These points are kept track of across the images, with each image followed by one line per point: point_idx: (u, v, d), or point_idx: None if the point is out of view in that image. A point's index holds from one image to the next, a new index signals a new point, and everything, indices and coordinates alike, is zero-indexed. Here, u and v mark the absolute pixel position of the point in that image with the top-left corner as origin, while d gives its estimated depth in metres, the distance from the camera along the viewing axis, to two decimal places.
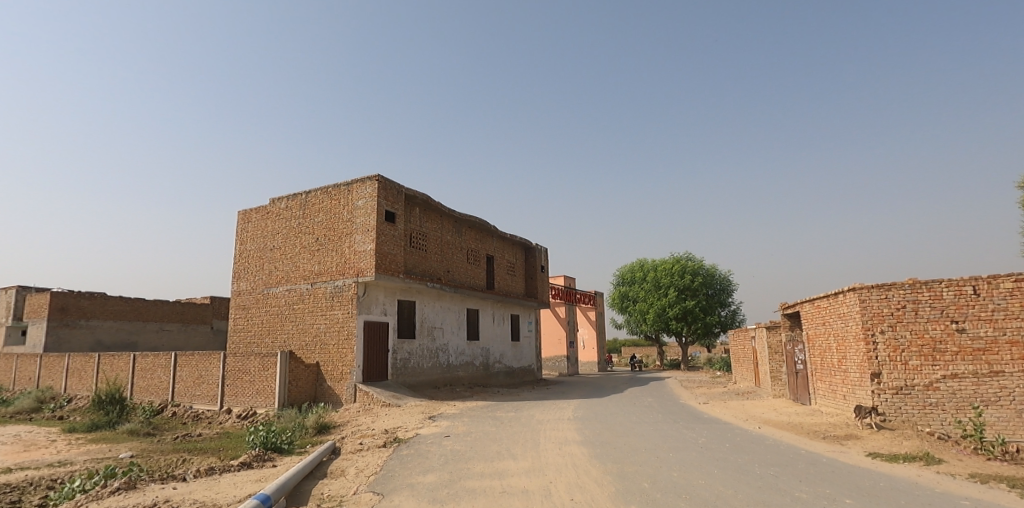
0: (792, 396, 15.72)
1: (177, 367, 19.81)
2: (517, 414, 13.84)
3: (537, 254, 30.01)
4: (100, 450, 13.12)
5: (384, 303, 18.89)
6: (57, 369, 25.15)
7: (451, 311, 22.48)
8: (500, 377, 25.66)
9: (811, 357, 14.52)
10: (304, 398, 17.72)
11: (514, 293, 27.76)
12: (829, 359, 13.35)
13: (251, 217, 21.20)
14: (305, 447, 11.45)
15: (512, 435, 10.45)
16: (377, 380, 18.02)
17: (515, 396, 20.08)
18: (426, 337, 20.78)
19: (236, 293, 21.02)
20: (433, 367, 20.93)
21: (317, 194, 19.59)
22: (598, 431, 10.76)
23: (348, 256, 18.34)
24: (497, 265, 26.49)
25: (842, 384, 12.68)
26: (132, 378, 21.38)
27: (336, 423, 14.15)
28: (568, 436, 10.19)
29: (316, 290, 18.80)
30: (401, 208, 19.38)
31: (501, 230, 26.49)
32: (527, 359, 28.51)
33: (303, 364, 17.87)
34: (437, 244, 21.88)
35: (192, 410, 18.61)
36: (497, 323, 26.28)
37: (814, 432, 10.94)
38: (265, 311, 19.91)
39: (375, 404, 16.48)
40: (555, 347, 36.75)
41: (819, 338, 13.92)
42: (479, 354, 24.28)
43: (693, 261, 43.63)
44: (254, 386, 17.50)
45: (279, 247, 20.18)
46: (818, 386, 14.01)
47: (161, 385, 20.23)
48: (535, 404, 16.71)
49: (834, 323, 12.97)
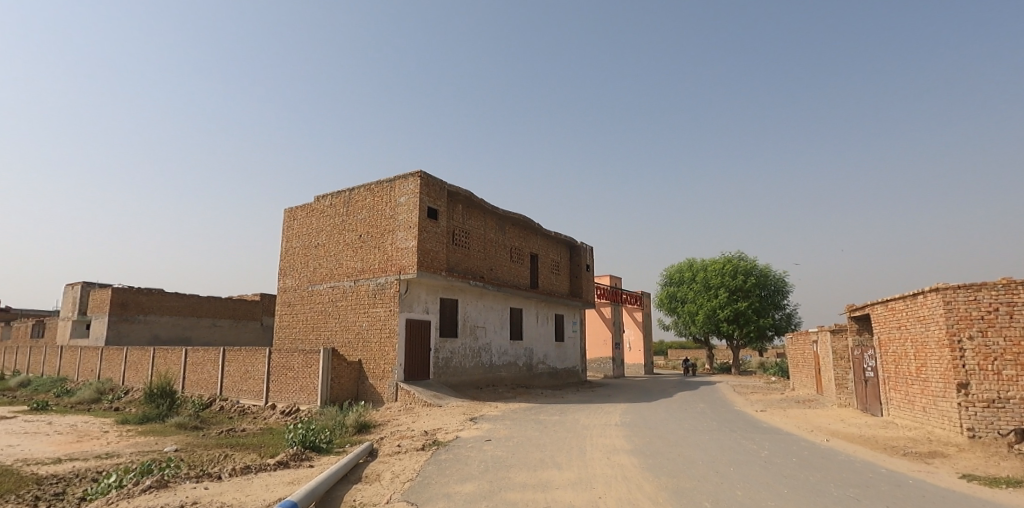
0: (861, 406, 14.51)
1: (225, 362, 20.15)
2: (561, 418, 13.26)
3: (582, 253, 29.26)
4: (148, 443, 13.32)
5: (426, 301, 18.63)
6: (116, 362, 26.16)
7: (494, 310, 22.05)
8: (543, 378, 25.08)
9: (883, 363, 13.31)
10: (346, 396, 17.64)
11: (558, 292, 27.13)
12: (906, 367, 12.16)
13: (297, 215, 21.38)
14: (343, 446, 11.22)
15: (556, 441, 9.87)
16: (419, 379, 17.77)
17: (559, 398, 19.45)
18: (468, 336, 20.43)
19: (282, 289, 21.23)
20: (476, 367, 20.55)
21: (361, 191, 19.52)
22: (648, 439, 10.04)
23: (390, 254, 18.17)
24: (541, 264, 25.93)
25: (921, 394, 11.51)
26: (183, 372, 21.93)
27: (376, 422, 13.93)
28: (616, 444, 9.54)
29: (359, 287, 18.72)
30: (443, 205, 19.08)
31: (545, 228, 25.91)
32: (572, 361, 27.81)
33: (346, 361, 17.79)
34: (480, 242, 21.52)
35: (239, 405, 18.86)
36: (541, 323, 25.70)
37: (892, 447, 9.89)
38: (310, 307, 20.01)
39: (416, 403, 16.21)
40: (600, 348, 35.86)
41: (893, 343, 12.72)
42: (523, 354, 23.78)
43: (745, 260, 41.79)
44: (297, 382, 17.55)
45: (323, 244, 20.25)
46: (892, 396, 12.82)
47: (211, 379, 20.63)
48: (580, 407, 16.06)
49: (912, 328, 11.79)
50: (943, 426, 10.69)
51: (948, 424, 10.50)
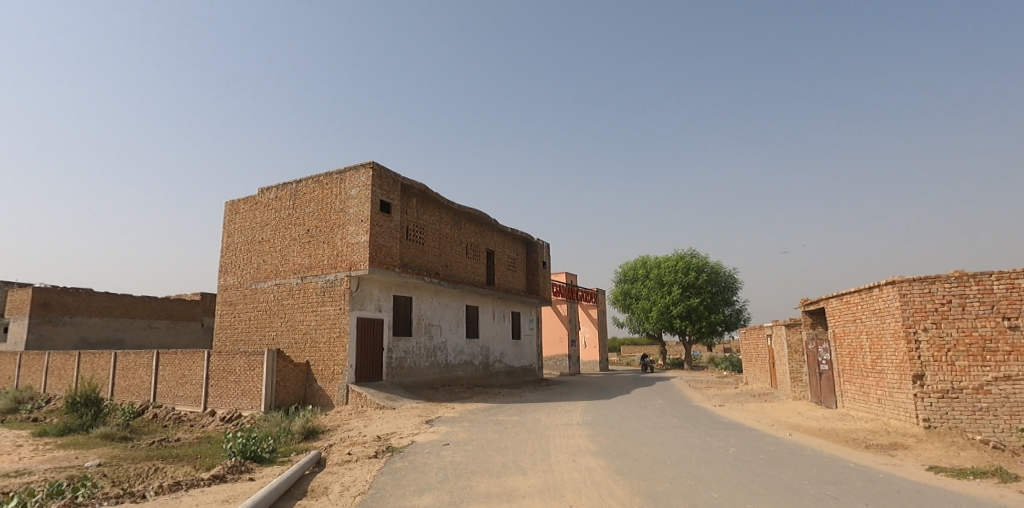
0: (816, 398, 14.71)
1: (159, 366, 18.69)
2: (522, 418, 12.81)
3: (539, 250, 28.94)
4: (66, 457, 12.00)
5: (379, 299, 17.79)
6: (36, 368, 23.99)
7: (450, 307, 21.39)
8: (500, 377, 24.59)
9: (838, 356, 13.48)
10: (293, 400, 16.60)
11: (515, 289, 26.70)
12: (861, 359, 12.33)
13: (239, 208, 20.08)
14: (288, 456, 10.36)
15: (519, 444, 9.39)
16: (371, 381, 16.94)
17: (517, 397, 18.98)
18: (423, 335, 19.69)
19: (222, 288, 19.89)
20: (431, 367, 19.84)
21: (309, 183, 18.47)
22: (614, 439, 9.71)
23: (340, 249, 17.24)
24: (498, 261, 25.41)
25: (877, 386, 11.67)
26: (112, 377, 20.24)
27: (325, 427, 13.08)
28: (581, 445, 9.15)
29: (306, 284, 17.69)
30: (396, 198, 18.27)
31: (502, 224, 25.42)
32: (528, 359, 27.44)
33: (292, 363, 16.74)
34: (435, 238, 20.81)
35: (174, 412, 17.49)
36: (498, 320, 25.19)
37: (854, 440, 9.92)
38: (253, 307, 18.81)
39: (368, 406, 15.40)
40: (556, 345, 35.68)
41: (848, 336, 12.90)
42: (479, 353, 23.21)
43: (697, 257, 42.55)
44: (239, 386, 16.41)
45: (268, 239, 19.07)
46: (846, 388, 13.00)
47: (143, 385, 19.10)
48: (539, 406, 15.67)
49: (868, 321, 11.94)
50: (899, 417, 10.84)
51: (904, 415, 10.64)
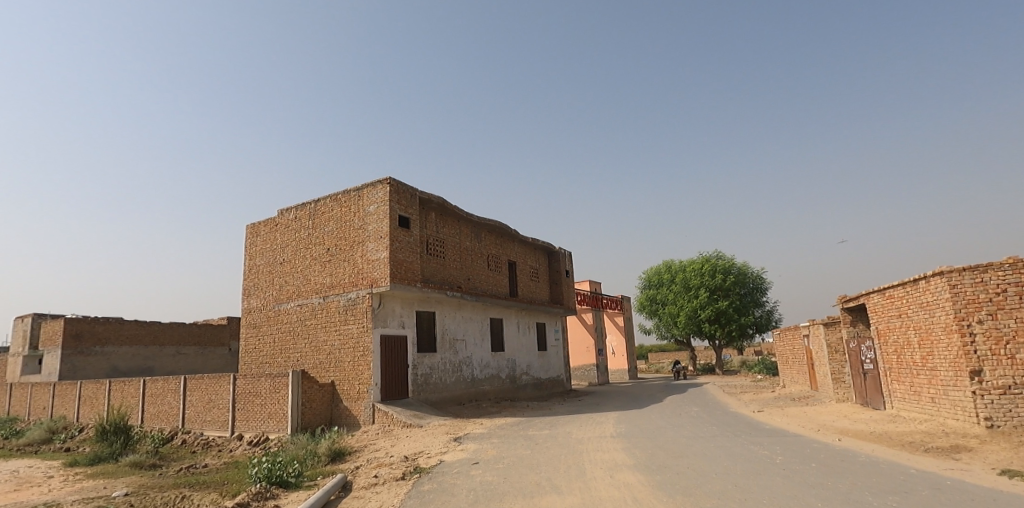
0: (862, 400, 13.97)
1: (187, 391, 18.71)
2: (552, 432, 12.38)
3: (561, 258, 28.51)
4: (94, 488, 11.90)
5: (402, 315, 17.57)
6: (69, 398, 24.29)
7: (473, 321, 21.08)
8: (528, 390, 24.13)
9: (883, 354, 12.77)
10: (319, 421, 16.40)
11: (539, 300, 26.29)
12: (910, 356, 11.63)
13: (260, 231, 20.13)
14: (314, 479, 10.08)
15: (551, 460, 8.97)
16: (397, 399, 16.66)
17: (547, 410, 18.49)
18: (448, 350, 19.38)
19: (246, 310, 19.90)
20: (457, 382, 19.51)
21: (327, 202, 18.43)
22: (652, 451, 9.23)
23: (361, 266, 17.09)
24: (520, 271, 25.06)
25: (929, 385, 10.97)
26: (142, 405, 20.34)
27: (352, 448, 12.81)
28: (618, 459, 8.69)
29: (328, 304, 17.57)
30: (415, 213, 18.10)
31: (522, 235, 25.10)
32: (556, 370, 26.92)
33: (318, 383, 16.57)
34: (455, 251, 20.57)
35: (202, 437, 17.43)
36: (523, 332, 24.78)
37: (911, 444, 9.25)
38: (277, 328, 18.75)
39: (395, 425, 15.11)
40: (583, 355, 35.06)
41: (893, 332, 12.21)
42: (505, 366, 22.81)
43: (723, 259, 41.62)
44: (265, 409, 16.28)
45: (289, 260, 19.05)
46: (895, 388, 12.30)
47: (172, 411, 19.12)
48: (570, 419, 15.19)
49: (915, 315, 11.27)
50: (957, 417, 10.14)
51: (962, 415, 9.95)
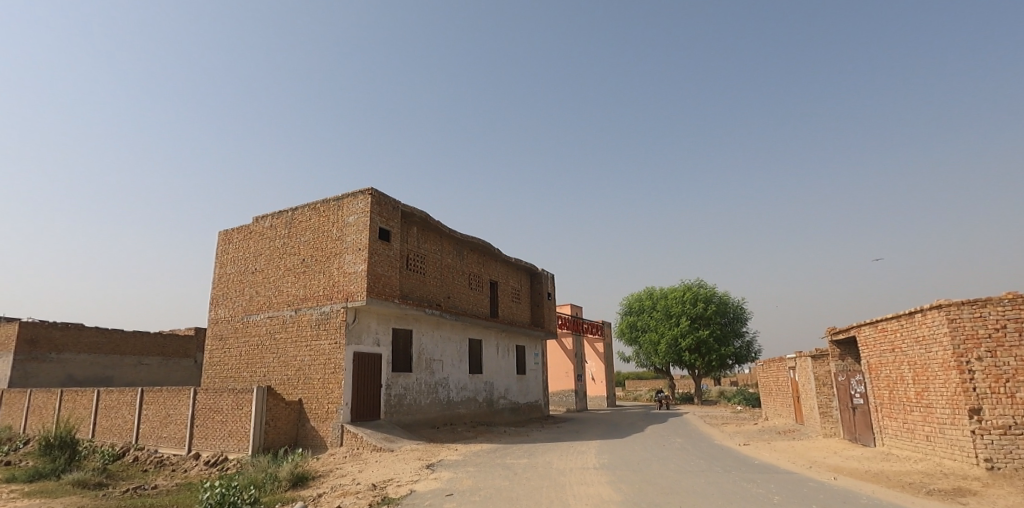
0: (850, 436, 13.57)
1: (143, 405, 17.56)
2: (532, 461, 11.69)
3: (543, 280, 28.00)
4: None
5: (377, 332, 16.79)
6: (17, 407, 22.75)
7: (451, 341, 20.33)
8: (505, 414, 23.33)
9: (874, 389, 12.43)
10: (283, 441, 15.41)
11: (519, 322, 25.65)
12: (903, 392, 11.30)
13: (232, 238, 19.27)
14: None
15: (532, 494, 8.30)
16: (368, 421, 15.79)
17: (525, 436, 17.75)
18: (423, 370, 18.58)
19: (213, 321, 18.89)
20: (432, 404, 18.68)
21: (305, 211, 17.71)
22: (640, 486, 8.62)
23: (336, 279, 16.34)
24: (501, 292, 24.44)
25: (924, 422, 10.62)
26: (94, 417, 19.04)
27: (316, 472, 11.93)
28: (604, 495, 8.06)
29: (300, 317, 16.73)
30: (396, 226, 17.46)
31: (505, 254, 24.55)
32: (534, 395, 26.17)
33: (284, 401, 15.63)
34: (436, 267, 19.93)
35: (156, 455, 16.27)
36: (502, 355, 24.06)
37: (910, 485, 8.79)
38: (244, 341, 17.78)
39: (364, 448, 14.24)
40: (562, 380, 34.36)
41: (885, 367, 11.88)
42: (482, 389, 22.01)
43: (704, 288, 41.49)
44: (226, 427, 15.27)
45: (261, 270, 18.20)
46: (886, 424, 11.93)
47: (125, 425, 17.91)
48: (550, 447, 14.51)
49: (909, 349, 10.95)
50: (954, 456, 9.77)
51: (960, 455, 9.58)
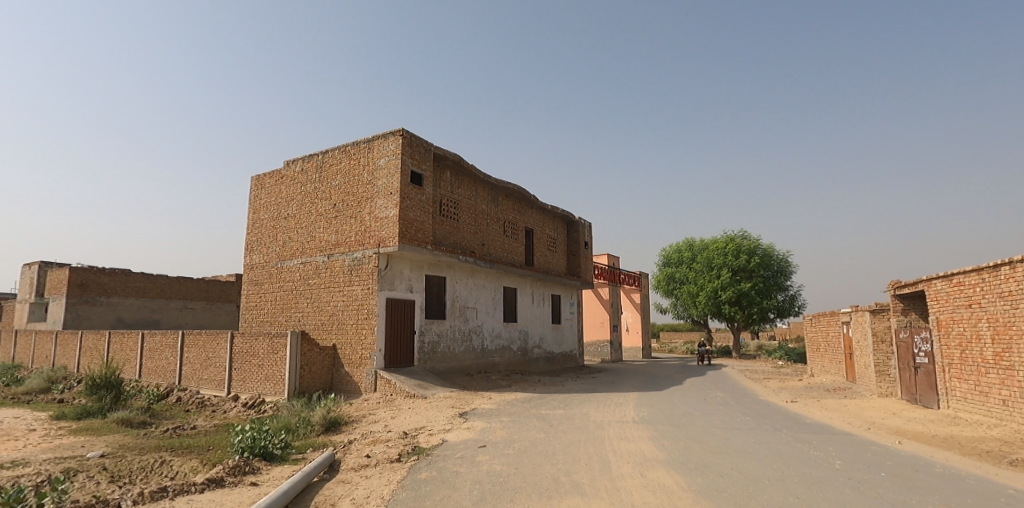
0: (910, 396, 12.69)
1: (184, 348, 17.92)
2: (568, 413, 11.30)
3: (580, 229, 27.13)
4: (71, 445, 11.04)
5: (410, 278, 16.47)
6: (71, 347, 23.76)
7: (486, 289, 19.95)
8: (539, 363, 23.13)
9: (941, 348, 11.42)
10: (318, 386, 15.47)
11: (555, 271, 25.07)
12: (978, 352, 10.31)
13: (265, 183, 19.00)
14: (302, 452, 9.06)
15: (568, 448, 7.84)
16: (402, 367, 15.67)
17: (560, 386, 17.48)
18: (458, 318, 18.32)
19: (248, 266, 18.92)
20: (466, 352, 18.51)
21: (336, 154, 17.20)
22: (684, 444, 8.08)
23: (368, 224, 15.93)
24: (537, 240, 23.80)
25: (1002, 385, 9.69)
26: (140, 359, 19.62)
27: (349, 417, 11.83)
28: (647, 452, 7.54)
29: (333, 263, 16.50)
30: (429, 170, 16.81)
31: (542, 202, 23.73)
32: (569, 344, 25.86)
33: (318, 346, 15.60)
34: (470, 214, 19.33)
35: (198, 396, 16.65)
36: (537, 304, 23.66)
37: (988, 453, 7.94)
38: (279, 286, 17.76)
39: (398, 394, 14.14)
40: (597, 331, 33.97)
41: (958, 324, 10.84)
42: (517, 338, 21.74)
43: (748, 239, 39.84)
44: (262, 370, 15.41)
45: (294, 215, 17.95)
46: (954, 386, 11.00)
47: (169, 367, 18.39)
48: (585, 398, 14.12)
49: (991, 306, 9.89)
50: None
51: None
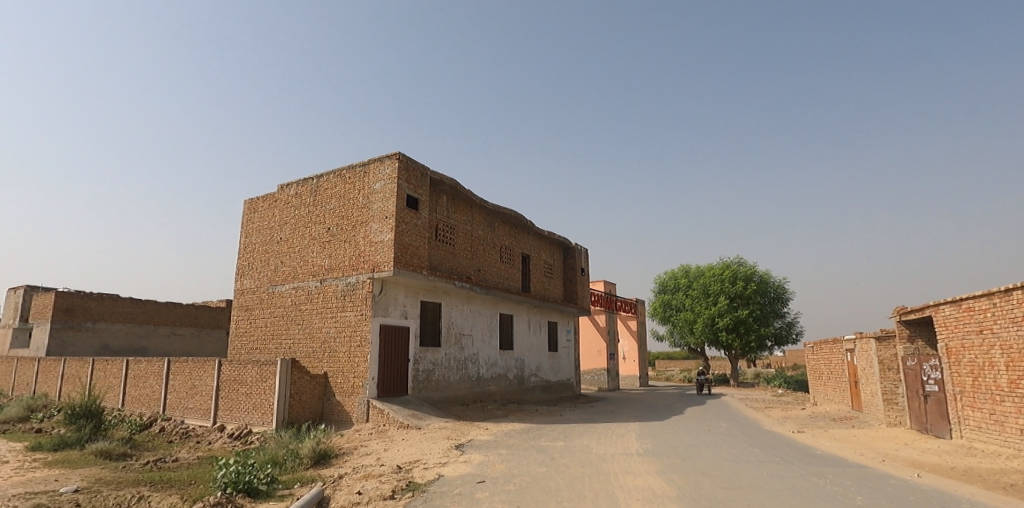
0: (920, 426, 12.31)
1: (170, 375, 17.33)
2: (569, 444, 10.85)
3: (577, 255, 26.88)
4: (44, 479, 10.43)
5: (404, 305, 16.07)
6: (53, 375, 23.00)
7: (482, 316, 19.54)
8: (536, 392, 22.58)
9: (952, 375, 11.10)
10: (308, 416, 14.91)
11: (552, 298, 24.72)
12: (991, 380, 9.99)
13: (258, 207, 18.69)
14: (290, 488, 8.54)
15: (572, 484, 7.39)
16: (395, 397, 15.14)
17: (558, 416, 16.97)
18: (453, 345, 17.86)
19: (239, 292, 18.47)
20: (461, 380, 17.99)
21: (331, 177, 16.97)
22: (694, 479, 7.65)
23: (362, 249, 15.61)
24: (534, 266, 23.50)
25: (1018, 415, 9.36)
26: (123, 387, 18.96)
27: (339, 449, 11.31)
28: (656, 488, 7.09)
29: (326, 288, 16.11)
30: (425, 194, 16.58)
31: (538, 227, 23.51)
32: (566, 373, 25.34)
33: (309, 374, 15.09)
34: (467, 239, 19.05)
35: (182, 426, 16.02)
36: (534, 331, 23.23)
37: (1012, 487, 7.55)
38: (269, 312, 17.31)
39: (391, 425, 13.61)
40: (594, 359, 33.46)
41: (969, 351, 10.56)
42: (513, 366, 21.24)
43: (744, 266, 39.72)
44: (250, 399, 14.85)
45: (286, 239, 17.61)
46: (967, 416, 10.65)
47: (153, 395, 17.75)
48: (586, 428, 13.64)
49: (1004, 332, 9.62)
50: None
51: None
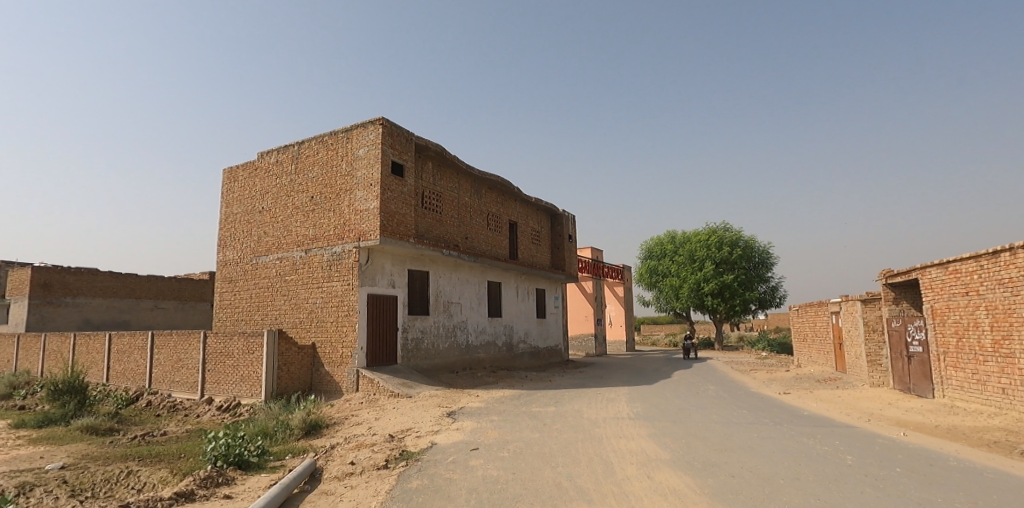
0: (903, 386, 12.56)
1: (155, 349, 17.06)
2: (560, 410, 10.89)
3: (564, 222, 26.73)
4: (29, 457, 10.25)
5: (392, 273, 15.86)
6: (34, 351, 22.58)
7: (470, 284, 19.43)
8: (525, 358, 22.71)
9: (936, 336, 11.26)
10: (297, 386, 14.82)
11: (540, 265, 24.66)
12: (975, 340, 10.15)
13: (238, 176, 18.17)
14: (281, 459, 8.47)
15: (566, 449, 7.40)
16: (384, 366, 15.08)
17: (548, 382, 17.08)
18: (442, 313, 17.78)
19: (221, 263, 18.09)
20: (451, 348, 17.98)
21: (313, 144, 16.48)
22: (687, 442, 7.70)
23: (347, 217, 15.28)
24: (521, 233, 23.34)
25: (1001, 373, 9.54)
26: (107, 361, 18.67)
27: (330, 420, 11.24)
28: (650, 452, 7.12)
29: (311, 258, 15.81)
30: (410, 160, 16.20)
31: (526, 194, 23.26)
32: (554, 339, 25.49)
33: (296, 345, 14.93)
34: (453, 206, 18.77)
35: (169, 400, 15.86)
36: (522, 298, 23.22)
37: (996, 444, 7.71)
38: (254, 283, 17.00)
39: (381, 394, 13.57)
40: (582, 325, 33.71)
41: (954, 312, 10.68)
42: (502, 333, 21.27)
43: (730, 231, 39.92)
44: (237, 371, 14.70)
45: (269, 209, 17.18)
46: (950, 375, 10.85)
47: (138, 370, 17.51)
48: (576, 393, 13.72)
49: (990, 293, 9.71)
50: None
51: None
